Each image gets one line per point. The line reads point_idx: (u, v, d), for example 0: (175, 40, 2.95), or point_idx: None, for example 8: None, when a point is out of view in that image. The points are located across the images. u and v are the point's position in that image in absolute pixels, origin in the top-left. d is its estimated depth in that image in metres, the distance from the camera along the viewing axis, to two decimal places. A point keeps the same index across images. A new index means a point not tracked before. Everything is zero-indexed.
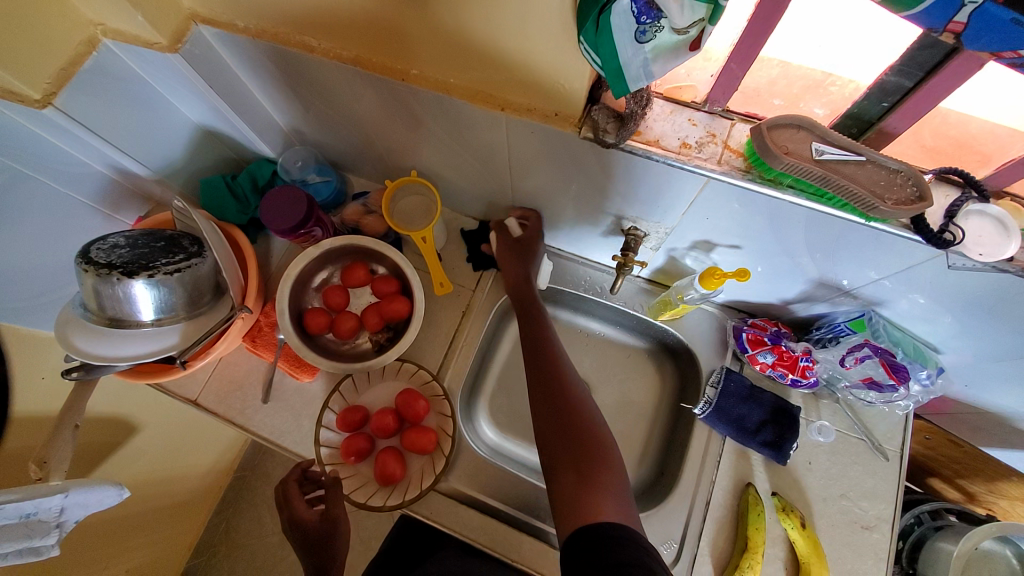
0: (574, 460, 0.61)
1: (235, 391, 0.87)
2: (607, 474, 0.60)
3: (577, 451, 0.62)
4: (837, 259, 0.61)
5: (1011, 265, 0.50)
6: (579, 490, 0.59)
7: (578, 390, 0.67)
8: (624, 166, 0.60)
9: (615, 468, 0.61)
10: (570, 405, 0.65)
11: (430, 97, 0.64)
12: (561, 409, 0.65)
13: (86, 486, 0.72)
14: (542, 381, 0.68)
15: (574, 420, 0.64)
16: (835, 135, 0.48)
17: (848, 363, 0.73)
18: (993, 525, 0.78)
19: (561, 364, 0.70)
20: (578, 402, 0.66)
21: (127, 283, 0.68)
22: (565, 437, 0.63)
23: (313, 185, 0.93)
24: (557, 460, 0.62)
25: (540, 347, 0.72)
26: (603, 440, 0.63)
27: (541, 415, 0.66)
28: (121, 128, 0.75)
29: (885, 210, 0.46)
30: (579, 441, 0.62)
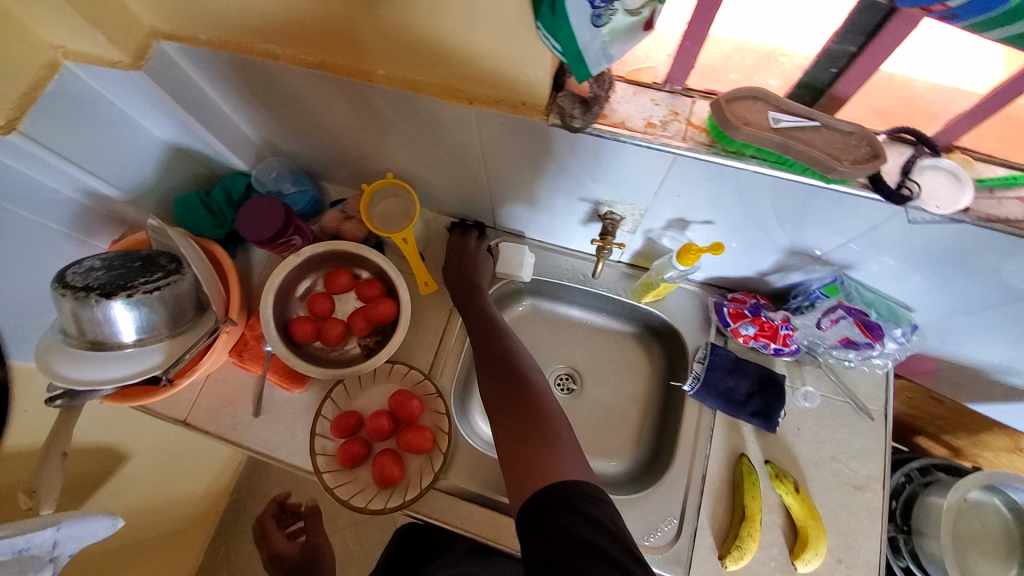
0: (522, 425, 0.61)
1: (225, 408, 0.86)
2: (552, 435, 0.60)
3: (524, 417, 0.62)
4: (806, 227, 0.63)
5: (967, 215, 0.53)
6: (526, 454, 0.58)
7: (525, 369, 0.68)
8: (594, 150, 0.61)
9: (564, 430, 0.61)
10: (516, 380, 0.67)
11: (398, 96, 0.65)
12: (507, 383, 0.67)
13: (77, 518, 0.72)
14: (488, 363, 0.70)
15: (519, 392, 0.65)
16: (787, 103, 0.51)
17: (824, 325, 0.75)
18: (983, 474, 0.82)
19: (505, 347, 0.72)
20: (523, 376, 0.67)
21: (106, 305, 0.68)
22: (511, 407, 0.64)
23: (289, 196, 0.92)
24: (507, 428, 0.62)
25: (485, 334, 0.75)
26: (549, 406, 0.64)
27: (488, 393, 0.67)
28: (90, 150, 0.74)
29: (842, 170, 0.48)
30: (526, 407, 0.63)
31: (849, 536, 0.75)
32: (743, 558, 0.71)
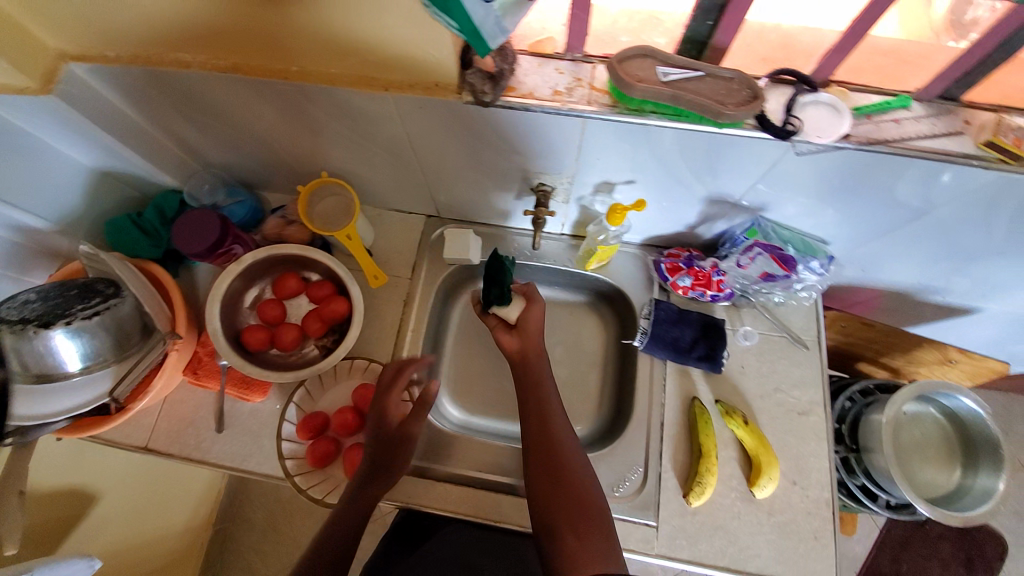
0: (569, 522, 0.63)
1: (186, 429, 0.85)
2: (598, 529, 0.63)
3: (573, 514, 0.64)
4: (715, 174, 0.68)
5: (849, 141, 0.58)
6: (574, 549, 0.61)
7: (574, 451, 0.69)
8: (511, 124, 0.64)
9: (607, 530, 0.64)
10: (567, 470, 0.67)
11: (316, 91, 0.66)
12: (555, 466, 0.67)
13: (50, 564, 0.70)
14: (537, 438, 0.69)
15: (568, 484, 0.66)
16: (674, 57, 0.55)
17: (745, 263, 0.80)
18: (915, 385, 0.85)
19: (556, 425, 0.70)
20: (574, 466, 0.67)
21: (46, 335, 0.67)
22: (560, 501, 0.64)
23: (225, 207, 0.92)
24: (553, 522, 0.63)
25: (535, 404, 0.72)
26: (595, 494, 0.66)
27: (535, 473, 0.68)
28: (10, 182, 0.73)
29: (728, 113, 0.53)
30: (574, 506, 0.64)
31: (800, 458, 0.80)
32: (705, 493, 0.76)
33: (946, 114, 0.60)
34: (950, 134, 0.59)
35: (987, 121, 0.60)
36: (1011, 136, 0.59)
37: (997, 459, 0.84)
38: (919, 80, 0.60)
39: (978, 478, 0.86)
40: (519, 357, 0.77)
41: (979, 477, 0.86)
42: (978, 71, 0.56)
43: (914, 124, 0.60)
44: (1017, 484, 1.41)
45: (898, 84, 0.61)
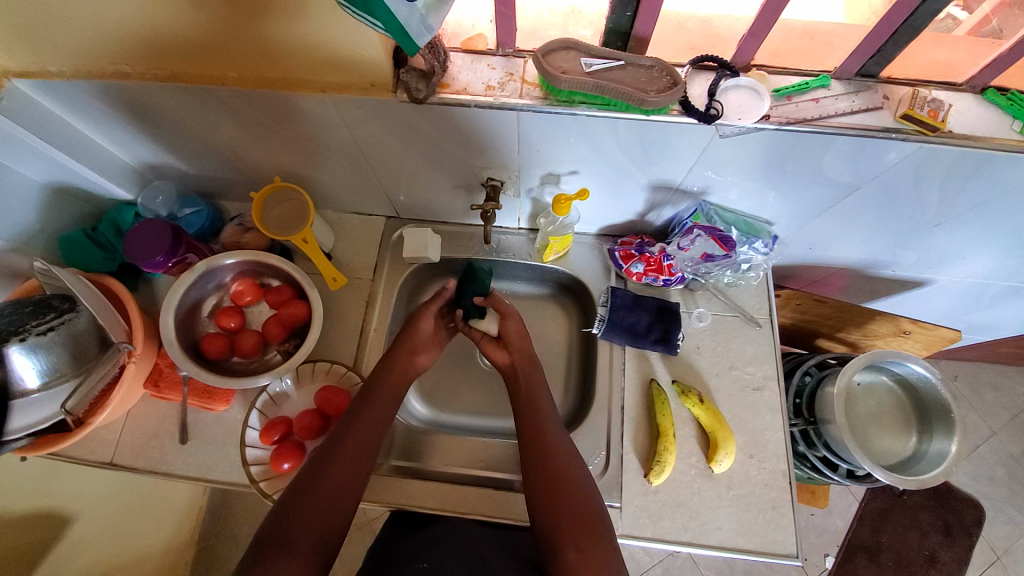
0: (570, 534, 0.63)
1: (151, 441, 0.85)
2: (599, 538, 0.63)
3: (573, 525, 0.64)
4: (653, 161, 0.70)
5: (769, 121, 0.61)
6: (577, 559, 0.61)
7: (572, 460, 0.71)
8: (450, 121, 0.66)
9: (608, 541, 0.64)
10: (565, 481, 0.68)
11: (256, 95, 0.67)
12: (552, 476, 0.68)
13: None
14: (534, 449, 0.71)
15: (567, 495, 0.67)
16: (596, 49, 0.58)
17: (686, 246, 0.82)
18: (863, 356, 0.87)
19: (552, 435, 0.72)
20: (571, 477, 0.68)
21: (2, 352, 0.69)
22: (560, 512, 0.65)
23: (183, 218, 0.92)
24: (554, 535, 0.64)
25: (529, 414, 0.75)
26: (595, 503, 0.67)
27: (533, 486, 0.69)
28: None
29: (651, 99, 0.56)
30: (574, 516, 0.65)
31: (756, 433, 0.82)
32: (664, 471, 0.78)
33: (865, 90, 0.63)
34: (869, 109, 0.62)
35: (905, 95, 0.62)
36: (927, 108, 0.60)
37: (949, 421, 0.84)
38: (836, 59, 0.63)
39: (933, 442, 0.86)
40: (510, 371, 0.81)
41: (933, 441, 0.86)
42: (889, 48, 0.58)
43: (833, 102, 0.62)
44: (988, 448, 1.46)
45: (816, 65, 0.64)
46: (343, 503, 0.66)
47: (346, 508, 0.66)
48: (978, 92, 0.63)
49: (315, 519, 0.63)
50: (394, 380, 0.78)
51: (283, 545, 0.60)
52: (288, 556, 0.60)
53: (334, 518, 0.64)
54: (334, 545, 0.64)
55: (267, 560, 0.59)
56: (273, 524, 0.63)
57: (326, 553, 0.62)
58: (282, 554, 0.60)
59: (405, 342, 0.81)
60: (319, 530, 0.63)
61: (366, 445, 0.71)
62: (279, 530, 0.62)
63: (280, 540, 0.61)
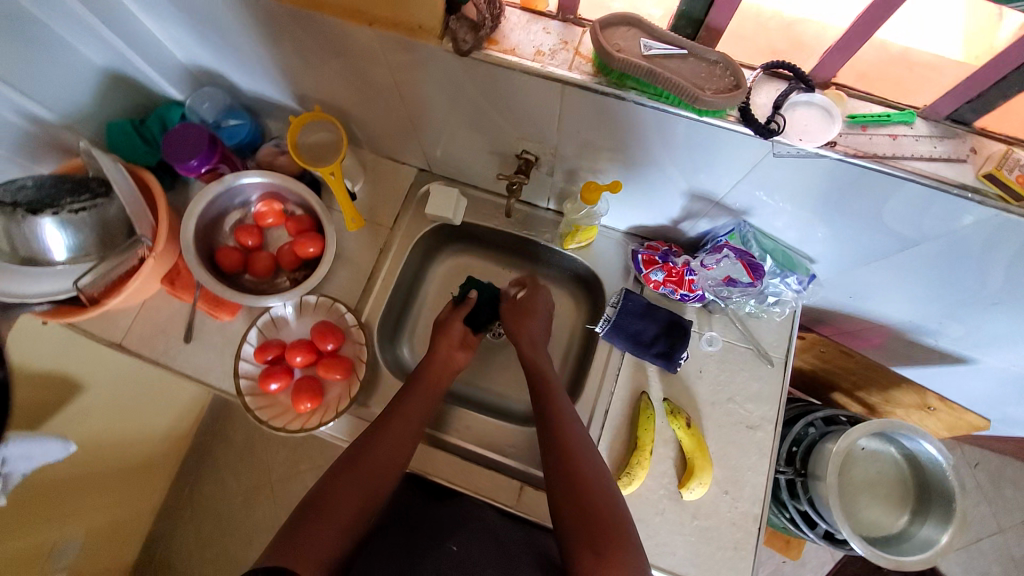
0: (590, 541, 0.60)
1: (157, 334, 0.89)
2: (622, 550, 0.59)
3: (591, 530, 0.61)
4: (698, 167, 0.65)
5: (834, 149, 0.54)
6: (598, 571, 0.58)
7: (595, 465, 0.67)
8: (493, 83, 0.63)
9: (631, 549, 0.60)
10: (588, 484, 0.65)
11: (305, 17, 0.65)
12: (572, 478, 0.65)
13: (26, 440, 0.85)
14: (553, 450, 0.69)
15: (591, 502, 0.63)
16: (661, 32, 0.53)
17: (710, 264, 0.78)
18: (874, 422, 0.80)
19: (577, 440, 0.69)
20: (593, 478, 0.66)
21: (38, 219, 0.74)
22: (582, 515, 0.62)
23: (226, 129, 0.92)
24: (575, 540, 0.61)
25: (553, 412, 0.72)
26: (619, 513, 0.63)
27: (557, 491, 0.66)
28: (24, 71, 0.76)
29: (706, 98, 0.51)
30: (595, 523, 0.61)
31: (737, 470, 0.79)
32: (631, 484, 0.76)
33: (952, 137, 0.56)
34: (949, 160, 0.55)
35: (995, 153, 0.55)
36: (1015, 172, 0.53)
37: (947, 510, 0.78)
38: (924, 97, 0.56)
39: (923, 527, 0.81)
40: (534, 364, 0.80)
41: (924, 526, 0.81)
42: (993, 93, 0.50)
43: (912, 143, 0.55)
44: (989, 544, 1.36)
45: (903, 98, 0.57)
46: (382, 481, 0.68)
47: (383, 488, 0.68)
48: None
49: (343, 490, 0.65)
50: (437, 372, 0.80)
51: (322, 514, 0.62)
52: (327, 526, 0.61)
53: (371, 496, 0.66)
54: (366, 522, 0.65)
55: (306, 525, 0.61)
56: (316, 494, 0.65)
57: (358, 532, 0.64)
58: (321, 522, 0.62)
59: (445, 336, 0.84)
60: (357, 504, 0.65)
61: (399, 424, 0.72)
62: (321, 500, 0.64)
63: (320, 508, 0.63)
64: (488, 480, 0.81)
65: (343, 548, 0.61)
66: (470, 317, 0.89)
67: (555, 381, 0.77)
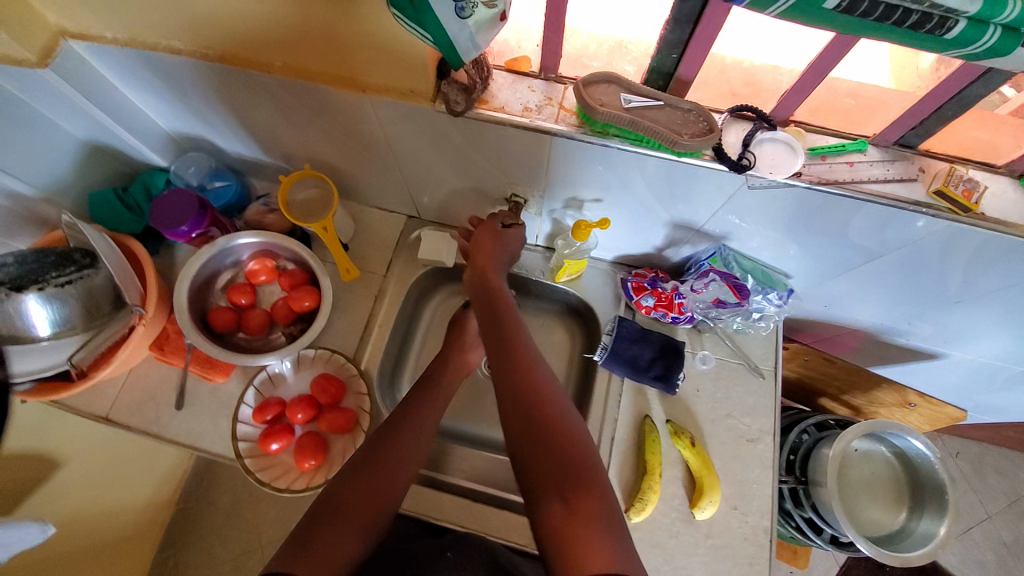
0: (553, 486, 0.53)
1: (147, 401, 0.86)
2: (592, 494, 0.52)
3: (553, 473, 0.53)
4: (678, 201, 0.71)
5: (800, 179, 0.60)
6: (567, 519, 0.50)
7: (553, 395, 0.60)
8: (484, 136, 0.68)
9: (600, 490, 0.53)
10: (550, 426, 0.57)
11: (297, 85, 0.69)
12: (529, 411, 0.58)
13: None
14: (508, 382, 0.61)
15: (552, 437, 0.56)
16: (637, 86, 0.59)
17: (700, 288, 0.82)
18: (865, 423, 0.85)
19: (532, 370, 0.62)
20: (555, 417, 0.58)
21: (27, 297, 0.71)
22: (546, 459, 0.54)
23: (213, 190, 0.93)
24: (536, 487, 0.54)
25: (510, 343, 0.65)
26: (585, 449, 0.56)
27: (513, 433, 0.57)
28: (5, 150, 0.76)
29: (684, 141, 0.56)
30: (558, 465, 0.54)
31: (743, 485, 0.81)
32: (645, 510, 0.77)
33: (901, 160, 0.62)
34: (902, 180, 0.61)
35: (941, 170, 0.62)
36: (961, 187, 0.60)
37: (941, 504, 0.82)
38: (875, 126, 0.63)
39: (922, 522, 0.84)
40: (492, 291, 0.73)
41: (922, 521, 0.84)
42: (932, 121, 0.58)
43: (867, 168, 0.62)
44: (980, 532, 1.41)
45: (854, 129, 0.64)
46: (397, 487, 0.61)
47: (398, 491, 0.61)
48: (1016, 177, 0.62)
49: (353, 487, 0.59)
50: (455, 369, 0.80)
51: (337, 514, 0.56)
52: (342, 529, 0.55)
53: (386, 495, 0.60)
54: (382, 523, 0.59)
55: (317, 531, 0.54)
56: (327, 494, 0.58)
57: (375, 534, 0.58)
58: (334, 525, 0.55)
59: (457, 343, 0.84)
60: (373, 508, 0.58)
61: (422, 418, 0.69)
62: (334, 503, 0.57)
63: (335, 510, 0.56)
64: (501, 521, 0.80)
65: (360, 553, 0.55)
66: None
67: (510, 316, 0.69)
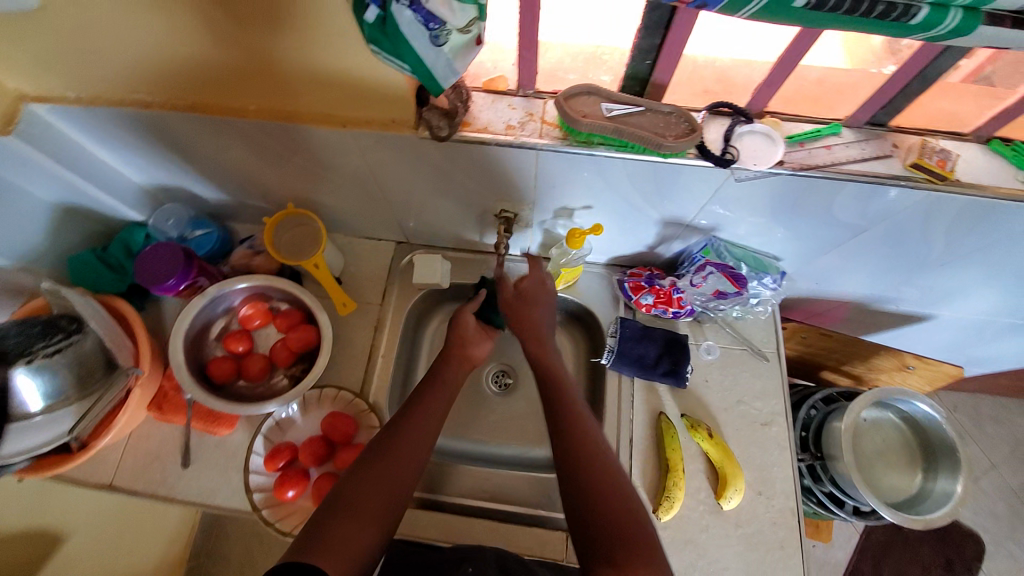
0: (606, 551, 0.54)
1: (152, 463, 0.83)
2: (644, 559, 0.53)
3: (607, 539, 0.55)
4: (667, 200, 0.72)
5: (783, 167, 0.62)
6: None
7: (609, 462, 0.62)
8: (470, 157, 0.68)
9: (653, 551, 0.54)
10: (604, 491, 0.59)
11: (275, 127, 0.70)
12: (583, 475, 0.61)
13: None
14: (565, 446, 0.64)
15: (605, 504, 0.58)
16: (616, 94, 0.60)
17: (699, 283, 0.83)
18: (871, 391, 0.87)
19: (588, 435, 0.64)
20: (608, 482, 0.60)
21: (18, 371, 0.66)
22: (602, 525, 0.56)
23: (193, 239, 0.91)
24: (589, 553, 0.55)
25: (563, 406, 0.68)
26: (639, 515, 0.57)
27: (571, 499, 0.60)
28: None
29: (668, 144, 0.58)
30: (612, 531, 0.56)
31: (763, 469, 0.82)
32: (673, 507, 0.77)
33: (875, 138, 0.65)
34: (879, 157, 0.64)
35: (914, 144, 0.64)
36: (934, 158, 0.63)
37: (954, 462, 0.84)
38: (846, 109, 0.65)
39: (938, 482, 0.86)
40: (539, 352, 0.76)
41: (938, 481, 0.86)
42: (899, 98, 0.60)
43: (844, 149, 0.64)
44: (990, 482, 1.45)
45: (827, 113, 0.66)
46: (408, 477, 0.63)
47: (409, 484, 0.62)
48: (984, 142, 0.65)
49: (367, 482, 0.60)
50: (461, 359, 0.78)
51: (352, 511, 0.57)
52: (356, 522, 0.57)
53: (398, 490, 0.61)
54: (395, 514, 0.60)
55: (333, 522, 0.56)
56: (339, 490, 0.60)
57: (388, 526, 0.59)
58: (351, 521, 0.56)
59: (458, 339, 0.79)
60: (385, 500, 0.60)
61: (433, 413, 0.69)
62: (346, 497, 0.59)
63: (350, 507, 0.58)
64: (532, 537, 0.79)
65: (376, 546, 0.56)
66: (484, 308, 0.86)
67: (562, 375, 0.73)
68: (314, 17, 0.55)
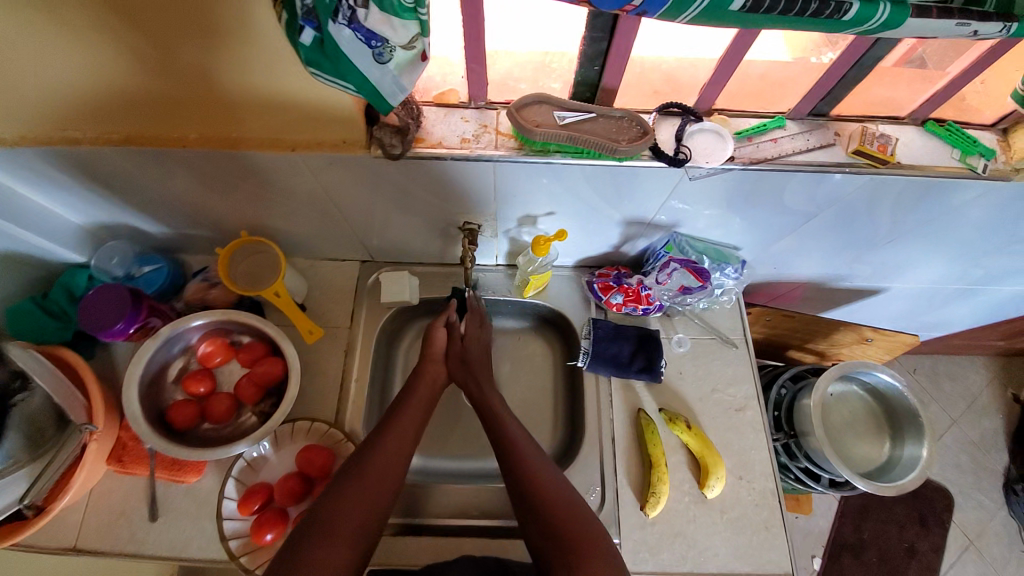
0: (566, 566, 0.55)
1: (117, 520, 0.78)
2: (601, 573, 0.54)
3: (566, 558, 0.55)
4: (627, 200, 0.73)
5: (735, 162, 0.64)
6: None
7: (563, 485, 0.62)
8: (427, 173, 0.67)
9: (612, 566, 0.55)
10: (559, 512, 0.59)
11: (220, 155, 0.66)
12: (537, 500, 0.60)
13: None
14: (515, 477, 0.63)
15: (562, 523, 0.58)
16: (567, 102, 0.61)
17: (664, 279, 0.85)
18: (836, 367, 0.91)
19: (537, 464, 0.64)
20: (563, 500, 0.61)
21: None
22: (561, 544, 0.57)
23: (141, 277, 0.86)
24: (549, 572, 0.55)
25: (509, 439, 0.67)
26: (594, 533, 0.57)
27: (529, 522, 0.60)
28: None
29: (623, 149, 0.59)
30: (572, 547, 0.56)
31: (743, 453, 0.85)
32: (660, 502, 0.78)
33: (817, 129, 0.68)
34: (823, 146, 0.66)
35: (855, 131, 0.68)
36: (875, 143, 0.66)
37: (917, 427, 0.89)
38: (788, 102, 0.68)
39: (905, 448, 0.90)
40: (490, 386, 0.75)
41: (905, 447, 0.90)
42: (838, 89, 0.63)
43: (790, 141, 0.66)
44: (951, 438, 1.54)
45: (772, 105, 0.68)
46: (387, 492, 0.61)
47: (386, 501, 0.61)
48: (919, 124, 0.69)
49: (344, 501, 0.58)
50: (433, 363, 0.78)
51: (328, 533, 0.55)
52: (333, 542, 0.55)
53: (376, 508, 0.59)
54: (374, 530, 0.58)
55: (308, 544, 0.54)
56: (315, 510, 0.58)
57: (369, 543, 0.58)
58: (326, 541, 0.55)
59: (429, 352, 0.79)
60: (361, 516, 0.58)
61: (408, 431, 0.68)
62: (322, 517, 0.57)
63: (324, 526, 0.56)
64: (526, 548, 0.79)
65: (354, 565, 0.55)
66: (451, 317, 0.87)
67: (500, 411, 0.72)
68: (249, 40, 0.53)
